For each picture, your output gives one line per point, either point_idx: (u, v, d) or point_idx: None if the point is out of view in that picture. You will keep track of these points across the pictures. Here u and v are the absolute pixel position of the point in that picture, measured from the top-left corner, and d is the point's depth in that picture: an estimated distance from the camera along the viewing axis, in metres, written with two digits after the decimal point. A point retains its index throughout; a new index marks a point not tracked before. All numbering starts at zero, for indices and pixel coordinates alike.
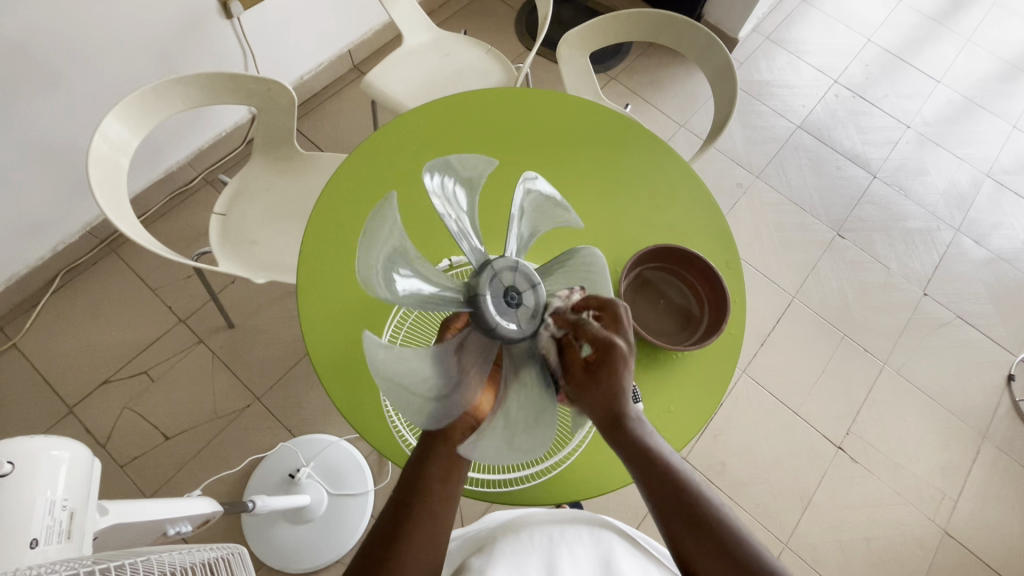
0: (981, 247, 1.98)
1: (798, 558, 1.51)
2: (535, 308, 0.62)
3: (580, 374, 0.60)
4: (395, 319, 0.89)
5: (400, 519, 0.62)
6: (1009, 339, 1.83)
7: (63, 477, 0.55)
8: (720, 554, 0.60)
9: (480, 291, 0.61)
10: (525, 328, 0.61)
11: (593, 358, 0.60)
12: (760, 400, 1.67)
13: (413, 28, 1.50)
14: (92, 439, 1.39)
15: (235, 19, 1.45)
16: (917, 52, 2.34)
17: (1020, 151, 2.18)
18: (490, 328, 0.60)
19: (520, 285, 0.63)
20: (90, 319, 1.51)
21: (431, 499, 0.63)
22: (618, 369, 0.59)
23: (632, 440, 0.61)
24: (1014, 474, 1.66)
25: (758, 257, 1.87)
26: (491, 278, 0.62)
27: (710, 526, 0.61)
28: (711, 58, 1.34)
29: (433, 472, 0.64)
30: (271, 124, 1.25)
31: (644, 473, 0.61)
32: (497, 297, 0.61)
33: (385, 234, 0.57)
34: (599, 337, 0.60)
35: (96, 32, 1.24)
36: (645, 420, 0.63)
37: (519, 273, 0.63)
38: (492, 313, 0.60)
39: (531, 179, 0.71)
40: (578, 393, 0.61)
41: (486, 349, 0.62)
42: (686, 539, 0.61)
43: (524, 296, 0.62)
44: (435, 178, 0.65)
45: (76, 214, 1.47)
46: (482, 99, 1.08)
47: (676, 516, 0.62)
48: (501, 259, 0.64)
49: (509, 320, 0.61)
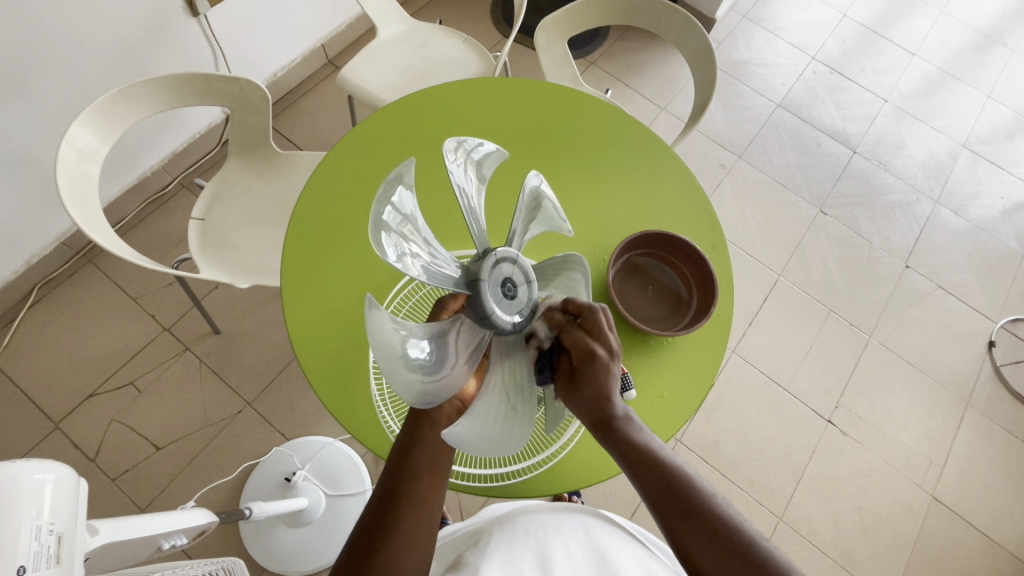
0: (960, 217, 2.00)
1: (793, 531, 1.54)
2: (527, 304, 0.62)
3: (565, 380, 0.63)
4: (402, 293, 0.90)
5: (387, 509, 0.63)
6: (989, 306, 1.87)
7: (49, 499, 0.52)
8: (714, 542, 0.60)
9: (480, 278, 0.60)
10: (516, 322, 0.61)
11: (579, 363, 0.62)
12: (750, 379, 1.69)
13: (386, 19, 1.47)
14: (80, 454, 1.37)
15: (202, 17, 1.41)
16: (892, 26, 2.34)
17: (995, 121, 2.20)
18: (487, 317, 0.59)
19: (518, 279, 0.62)
20: (71, 332, 1.48)
21: (418, 487, 0.64)
22: (601, 374, 0.62)
23: (622, 440, 0.62)
24: (998, 437, 1.70)
25: (743, 238, 1.87)
26: (492, 266, 0.61)
27: (704, 516, 0.61)
28: (688, 40, 1.33)
29: (421, 458, 0.65)
30: (245, 124, 1.21)
31: (633, 469, 0.62)
32: (494, 285, 0.61)
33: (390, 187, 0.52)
34: (580, 343, 0.62)
35: (54, 37, 1.19)
36: (634, 416, 0.65)
37: (519, 266, 0.63)
38: (490, 301, 0.60)
39: (540, 182, 0.68)
40: (566, 395, 0.63)
41: (476, 338, 0.60)
42: (680, 530, 0.61)
43: (520, 290, 0.62)
44: (462, 144, 0.62)
45: (48, 226, 1.43)
46: (461, 91, 1.06)
47: (671, 511, 0.62)
48: (504, 249, 0.63)
49: (504, 311, 0.60)
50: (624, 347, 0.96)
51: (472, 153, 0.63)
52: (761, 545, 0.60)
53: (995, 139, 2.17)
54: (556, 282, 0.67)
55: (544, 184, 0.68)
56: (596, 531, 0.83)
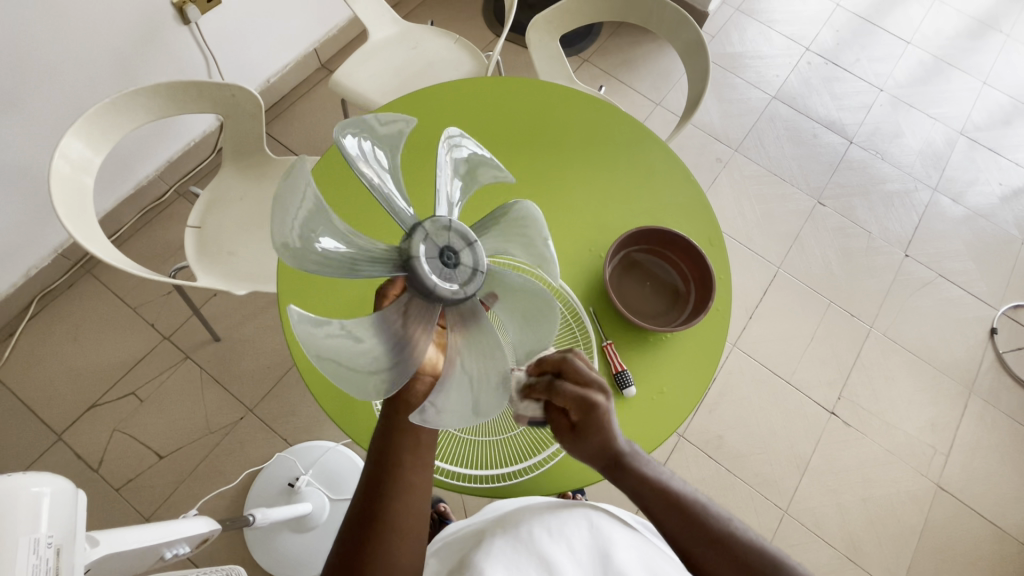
0: (959, 205, 2.00)
1: (799, 524, 1.54)
2: (473, 267, 0.56)
3: (569, 433, 0.64)
4: None
5: (374, 497, 0.62)
6: (990, 293, 1.86)
7: (47, 513, 0.51)
8: (732, 564, 0.62)
9: (412, 252, 0.55)
10: (467, 290, 0.56)
11: (576, 418, 0.62)
12: (752, 371, 1.68)
13: (377, 21, 1.47)
14: (83, 464, 1.37)
15: (193, 25, 1.41)
16: (886, 14, 2.34)
17: (992, 107, 2.20)
18: (428, 290, 0.55)
19: (456, 245, 0.56)
20: (71, 343, 1.48)
21: (404, 471, 0.63)
22: (602, 423, 0.62)
23: (632, 476, 0.66)
24: (1001, 424, 1.69)
25: (741, 231, 1.87)
26: (424, 240, 0.56)
27: (720, 536, 0.63)
28: (680, 33, 1.32)
29: (402, 443, 0.63)
30: (239, 131, 1.21)
31: (646, 503, 0.66)
32: (431, 258, 0.55)
33: (305, 216, 0.52)
34: (572, 401, 0.61)
35: (46, 50, 1.19)
36: (637, 447, 0.68)
37: (454, 231, 0.57)
38: (427, 274, 0.54)
39: (457, 137, 0.61)
40: (573, 446, 0.65)
41: (427, 313, 0.55)
42: (700, 555, 0.63)
43: (462, 256, 0.56)
44: (355, 140, 0.56)
45: (44, 239, 1.43)
46: (450, 92, 1.06)
47: (689, 538, 0.64)
48: (432, 217, 0.57)
49: (448, 281, 0.55)
50: (622, 343, 0.95)
51: (370, 143, 0.58)
52: (772, 554, 0.63)
53: (993, 126, 2.16)
54: (502, 236, 0.62)
55: (463, 139, 0.61)
56: (600, 524, 0.81)
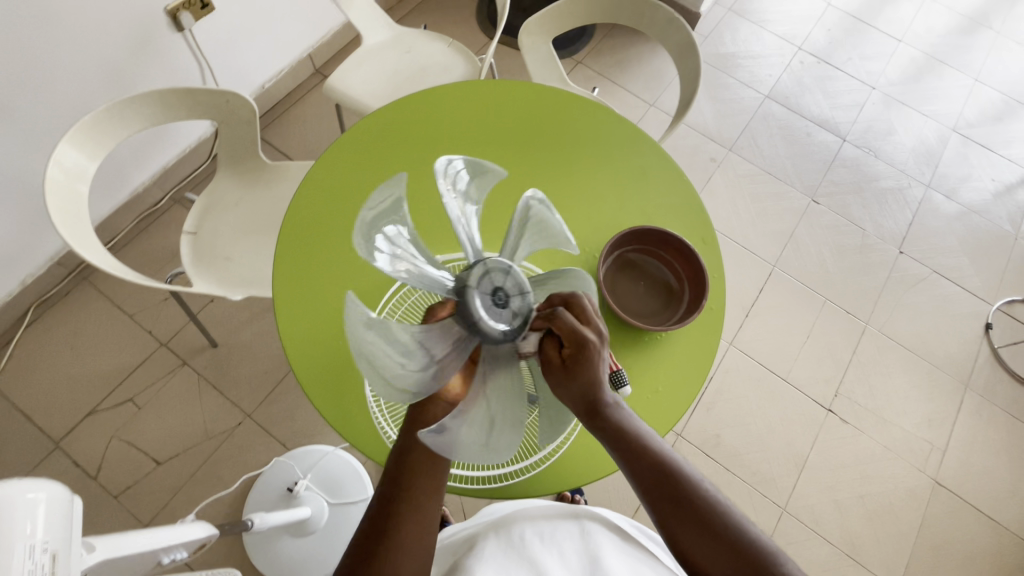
0: (952, 201, 2.01)
1: (797, 521, 1.54)
2: (520, 312, 0.62)
3: (557, 369, 0.60)
4: (395, 299, 0.89)
5: (385, 514, 0.63)
6: (983, 288, 1.87)
7: (43, 519, 0.51)
8: (703, 533, 0.62)
9: (469, 286, 0.63)
10: (509, 330, 0.61)
11: (569, 354, 0.59)
12: (748, 370, 1.69)
13: (370, 26, 1.47)
14: (82, 471, 1.37)
15: (187, 32, 1.42)
16: (878, 13, 2.35)
17: (984, 104, 2.21)
18: (475, 320, 0.61)
19: (509, 288, 0.63)
20: (68, 351, 1.48)
21: (416, 493, 0.64)
22: (592, 361, 0.59)
23: (612, 428, 0.63)
24: (997, 419, 1.70)
25: (736, 229, 1.88)
26: (482, 276, 0.64)
27: (695, 505, 0.63)
28: (672, 34, 1.33)
29: (415, 462, 0.64)
30: (234, 137, 1.22)
31: (629, 463, 0.64)
32: (484, 294, 0.63)
33: (386, 209, 0.58)
34: (570, 330, 0.59)
35: (40, 59, 1.20)
36: (625, 405, 0.65)
37: (511, 277, 0.64)
38: (478, 308, 0.61)
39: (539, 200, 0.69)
40: (559, 389, 0.60)
41: (464, 343, 0.61)
42: (670, 519, 0.63)
43: (511, 300, 0.63)
44: (451, 164, 0.65)
45: (41, 246, 1.43)
46: (445, 96, 1.06)
47: (661, 501, 0.64)
48: (496, 260, 0.65)
49: (494, 320, 0.61)
50: (617, 343, 0.96)
51: (462, 172, 0.66)
52: (744, 528, 0.63)
53: (985, 122, 2.17)
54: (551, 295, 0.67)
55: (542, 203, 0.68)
56: (593, 534, 0.82)
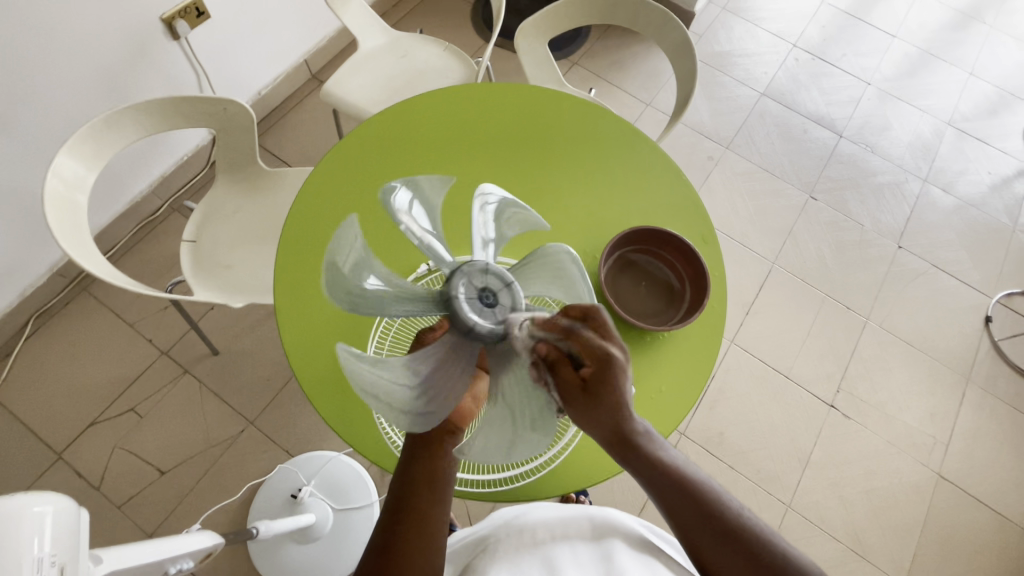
0: (949, 195, 2.01)
1: (801, 517, 1.54)
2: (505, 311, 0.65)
3: (579, 391, 0.59)
4: (379, 330, 0.89)
5: (393, 525, 0.64)
6: (983, 282, 1.87)
7: (51, 530, 0.51)
8: (728, 548, 0.61)
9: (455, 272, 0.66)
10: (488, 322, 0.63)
11: (590, 373, 0.59)
12: (749, 367, 1.69)
13: (366, 31, 1.47)
14: (84, 482, 1.37)
15: (183, 40, 1.42)
16: (871, 10, 2.36)
17: (978, 98, 2.22)
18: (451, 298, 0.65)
19: (496, 289, 0.66)
20: (68, 362, 1.47)
21: (419, 500, 0.64)
22: (616, 379, 0.59)
23: (643, 453, 0.62)
24: (1000, 412, 1.70)
25: (735, 227, 1.88)
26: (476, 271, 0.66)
27: (720, 519, 0.62)
28: (667, 34, 1.33)
29: (417, 472, 0.65)
30: (232, 144, 1.22)
31: (653, 483, 0.63)
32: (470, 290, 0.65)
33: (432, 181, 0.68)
34: (593, 347, 0.59)
35: (35, 69, 1.19)
36: (649, 428, 0.65)
37: (508, 290, 0.66)
38: (457, 286, 0.65)
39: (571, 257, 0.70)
40: (579, 412, 0.60)
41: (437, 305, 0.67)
42: (695, 533, 0.62)
43: (496, 299, 0.65)
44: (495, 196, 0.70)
45: (40, 257, 1.43)
46: (438, 100, 1.06)
47: (686, 516, 0.63)
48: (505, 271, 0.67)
49: (481, 316, 0.64)
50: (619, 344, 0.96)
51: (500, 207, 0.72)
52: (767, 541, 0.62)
53: (980, 116, 2.18)
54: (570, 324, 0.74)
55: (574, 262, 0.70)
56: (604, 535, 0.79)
